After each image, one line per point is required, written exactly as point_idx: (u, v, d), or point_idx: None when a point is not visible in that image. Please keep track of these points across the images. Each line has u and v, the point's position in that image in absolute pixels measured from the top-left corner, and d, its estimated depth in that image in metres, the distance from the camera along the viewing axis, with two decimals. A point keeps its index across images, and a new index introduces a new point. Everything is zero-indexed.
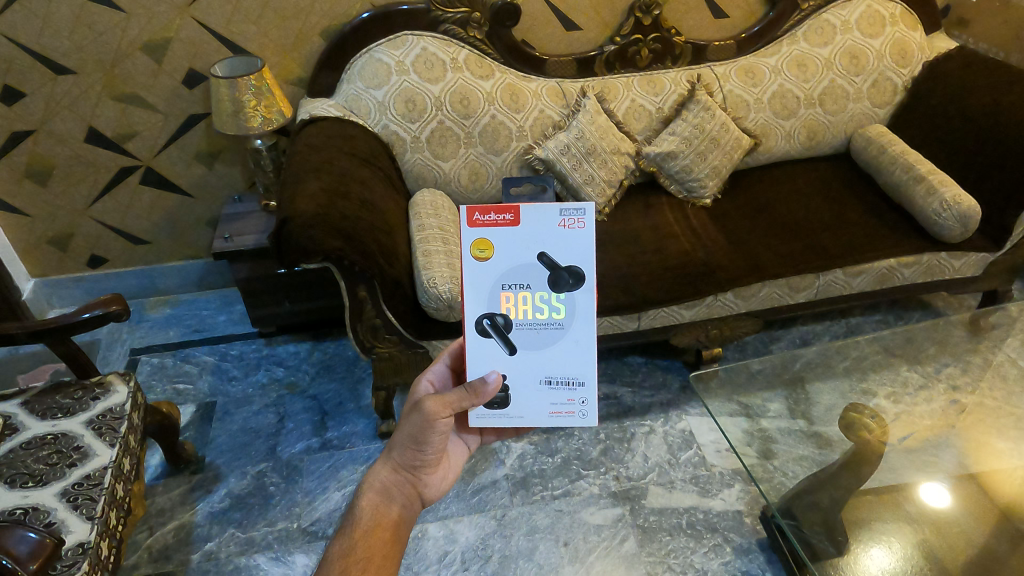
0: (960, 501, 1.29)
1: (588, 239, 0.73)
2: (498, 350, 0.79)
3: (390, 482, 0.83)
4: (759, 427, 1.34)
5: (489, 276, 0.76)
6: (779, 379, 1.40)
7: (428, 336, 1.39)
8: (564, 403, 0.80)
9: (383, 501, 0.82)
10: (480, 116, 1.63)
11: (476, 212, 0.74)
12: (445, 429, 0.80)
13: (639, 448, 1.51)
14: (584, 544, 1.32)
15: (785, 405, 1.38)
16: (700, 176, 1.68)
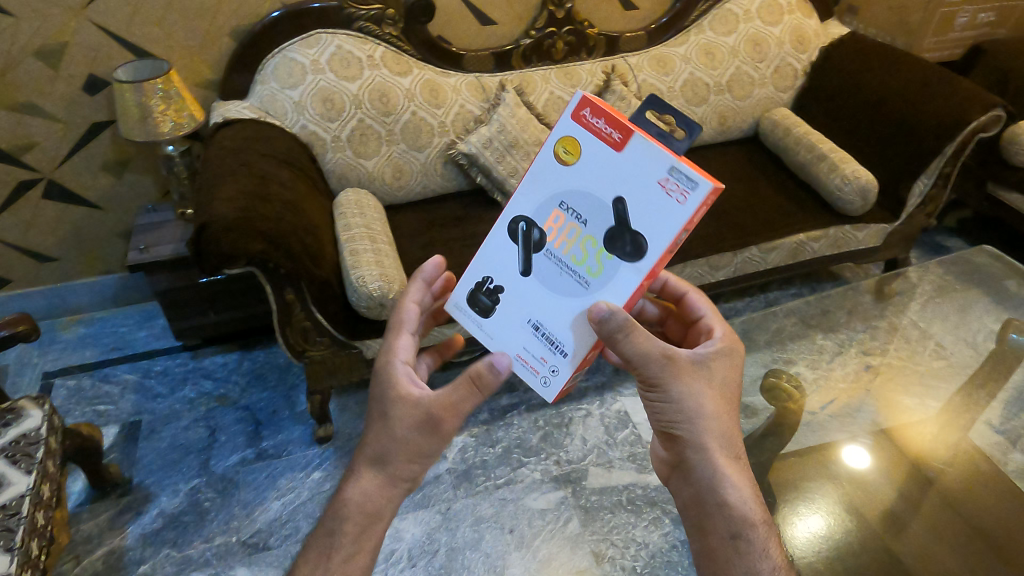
0: (876, 461, 1.38)
1: (679, 219, 0.62)
2: (513, 258, 0.71)
3: (380, 497, 0.73)
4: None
5: (555, 182, 0.67)
6: None
7: (362, 336, 1.38)
8: (535, 357, 0.72)
9: (372, 521, 0.73)
10: (400, 113, 1.62)
11: (586, 107, 0.65)
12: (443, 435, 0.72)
13: (578, 432, 1.55)
14: (530, 529, 1.34)
15: None
16: None
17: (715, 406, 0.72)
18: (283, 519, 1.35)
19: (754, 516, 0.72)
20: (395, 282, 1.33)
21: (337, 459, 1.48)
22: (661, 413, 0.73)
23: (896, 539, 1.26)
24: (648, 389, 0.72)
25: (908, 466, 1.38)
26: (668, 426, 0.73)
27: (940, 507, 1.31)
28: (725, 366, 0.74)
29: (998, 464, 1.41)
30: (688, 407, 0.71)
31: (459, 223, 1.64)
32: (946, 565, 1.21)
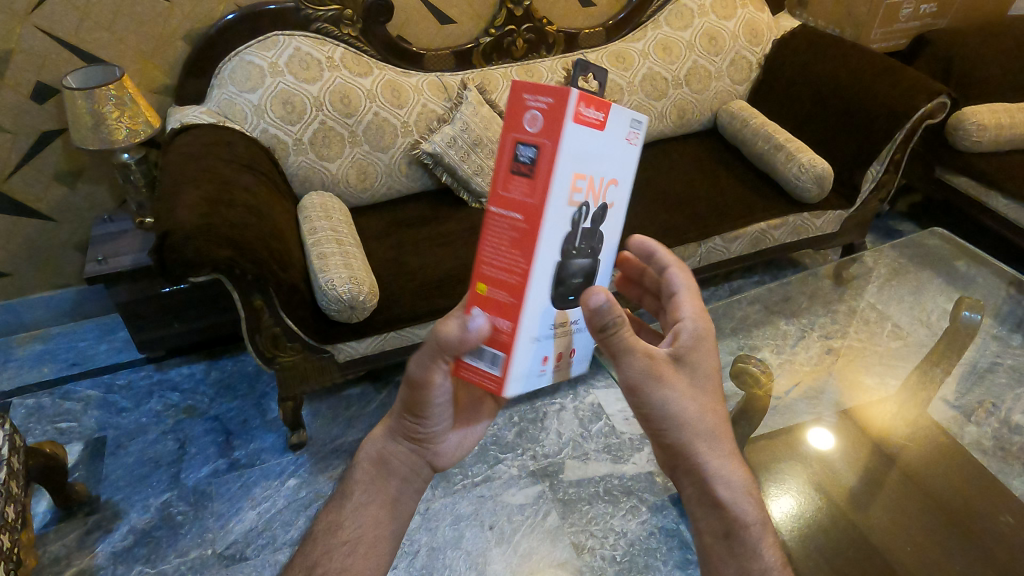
0: (840, 438, 1.44)
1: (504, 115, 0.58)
2: None
3: (388, 451, 0.79)
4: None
5: None
6: None
7: (334, 339, 1.36)
8: None
9: (380, 474, 0.80)
10: (363, 114, 1.61)
11: None
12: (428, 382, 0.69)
13: (553, 426, 1.56)
14: (510, 524, 1.35)
15: None
16: None
17: (697, 408, 0.71)
18: (260, 528, 1.33)
19: (748, 515, 0.73)
20: (365, 284, 1.32)
21: (312, 465, 1.46)
22: (644, 417, 0.71)
23: (863, 514, 1.30)
24: (626, 393, 0.71)
25: (872, 443, 1.43)
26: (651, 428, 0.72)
27: (904, 482, 1.36)
28: (706, 360, 0.72)
29: (955, 437, 1.47)
30: (671, 412, 0.69)
31: (426, 223, 1.63)
32: (910, 537, 1.26)
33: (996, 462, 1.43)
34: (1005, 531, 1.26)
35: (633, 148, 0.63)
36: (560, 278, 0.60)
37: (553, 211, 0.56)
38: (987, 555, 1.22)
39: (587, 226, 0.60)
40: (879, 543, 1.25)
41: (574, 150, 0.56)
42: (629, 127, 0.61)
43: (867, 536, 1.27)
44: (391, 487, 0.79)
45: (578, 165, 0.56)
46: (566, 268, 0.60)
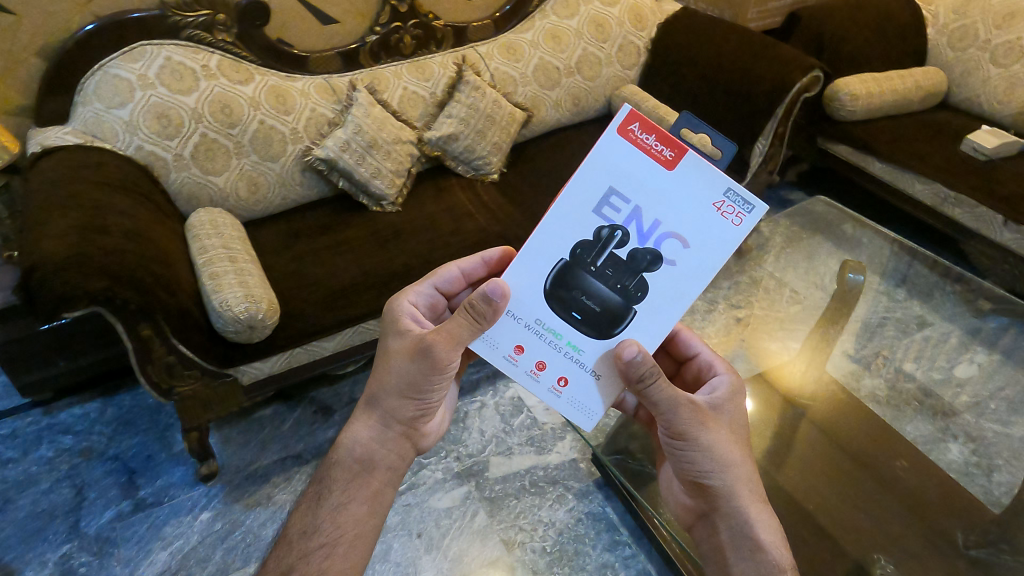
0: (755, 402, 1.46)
1: None
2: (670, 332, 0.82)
3: (377, 442, 0.80)
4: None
5: None
6: None
7: (235, 362, 1.30)
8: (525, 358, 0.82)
9: (362, 472, 0.79)
10: (247, 123, 1.54)
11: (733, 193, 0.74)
12: (447, 370, 0.77)
13: (474, 424, 1.54)
14: (439, 529, 1.33)
15: None
16: (483, 153, 1.76)
17: (733, 454, 0.77)
18: (173, 568, 1.26)
19: (788, 567, 0.76)
20: (263, 302, 1.27)
21: (226, 495, 1.39)
22: (689, 461, 0.77)
23: (780, 471, 1.34)
24: (674, 436, 0.77)
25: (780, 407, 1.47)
26: (695, 474, 0.77)
27: (814, 444, 1.40)
28: (738, 414, 0.81)
29: (853, 391, 1.57)
30: (717, 454, 0.76)
31: (326, 231, 1.58)
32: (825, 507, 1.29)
33: (890, 411, 1.54)
34: (900, 475, 1.35)
35: (720, 219, 0.72)
36: (568, 280, 0.76)
37: (574, 202, 0.75)
38: (886, 501, 1.30)
39: (615, 251, 0.75)
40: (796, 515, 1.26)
41: (619, 167, 0.73)
42: (721, 198, 0.72)
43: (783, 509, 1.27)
44: (376, 479, 0.79)
45: (616, 184, 0.73)
46: (576, 273, 0.75)
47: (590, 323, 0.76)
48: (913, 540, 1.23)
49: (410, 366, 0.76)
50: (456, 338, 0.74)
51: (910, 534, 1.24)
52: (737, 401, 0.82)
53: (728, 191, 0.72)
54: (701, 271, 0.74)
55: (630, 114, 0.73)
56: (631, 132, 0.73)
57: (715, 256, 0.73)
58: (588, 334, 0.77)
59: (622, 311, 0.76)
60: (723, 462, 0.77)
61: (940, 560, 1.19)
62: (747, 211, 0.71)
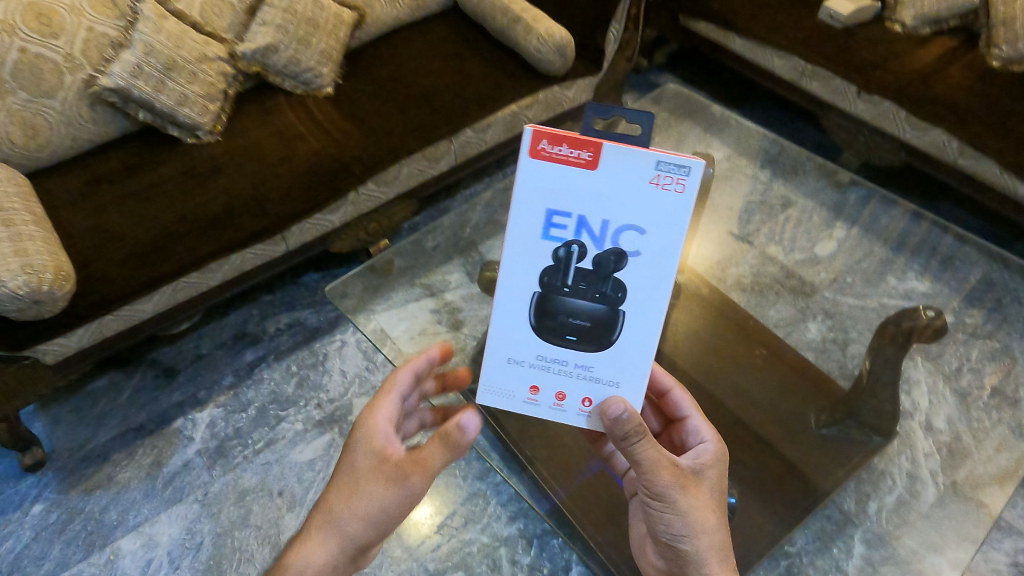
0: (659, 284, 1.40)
1: None
2: None
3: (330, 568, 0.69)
4: (444, 302, 1.54)
5: None
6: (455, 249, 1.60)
7: (30, 343, 1.13)
8: None
9: None
10: (3, 53, 1.28)
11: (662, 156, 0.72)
12: (416, 497, 0.72)
13: (335, 366, 1.45)
14: (301, 485, 1.27)
15: (462, 272, 1.57)
16: (311, 64, 1.53)
17: (707, 531, 0.70)
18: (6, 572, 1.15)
19: None
20: (47, 271, 1.09)
21: (60, 482, 1.27)
22: (664, 524, 0.71)
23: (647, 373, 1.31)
24: (652, 498, 0.71)
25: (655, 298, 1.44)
26: (670, 538, 0.71)
27: (685, 334, 1.38)
28: (721, 490, 0.75)
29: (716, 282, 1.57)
30: (693, 521, 0.70)
31: (132, 173, 1.36)
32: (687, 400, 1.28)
33: (752, 298, 1.56)
34: (761, 365, 1.35)
35: (664, 192, 0.70)
36: (550, 309, 0.75)
37: (526, 233, 0.74)
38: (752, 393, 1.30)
39: (579, 266, 0.74)
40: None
41: (549, 189, 0.72)
42: (655, 172, 0.70)
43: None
44: None
45: (558, 201, 0.72)
46: (553, 300, 0.75)
47: (588, 340, 0.75)
48: (771, 429, 1.25)
49: (386, 497, 0.69)
50: (430, 467, 0.71)
51: (768, 418, 1.27)
52: (716, 465, 0.75)
53: (660, 163, 0.70)
54: (664, 250, 0.72)
55: (532, 135, 0.71)
56: (541, 151, 0.71)
57: (673, 228, 0.72)
58: (590, 350, 0.75)
59: (611, 323, 0.75)
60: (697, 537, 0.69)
61: (794, 443, 1.24)
62: (686, 176, 0.70)
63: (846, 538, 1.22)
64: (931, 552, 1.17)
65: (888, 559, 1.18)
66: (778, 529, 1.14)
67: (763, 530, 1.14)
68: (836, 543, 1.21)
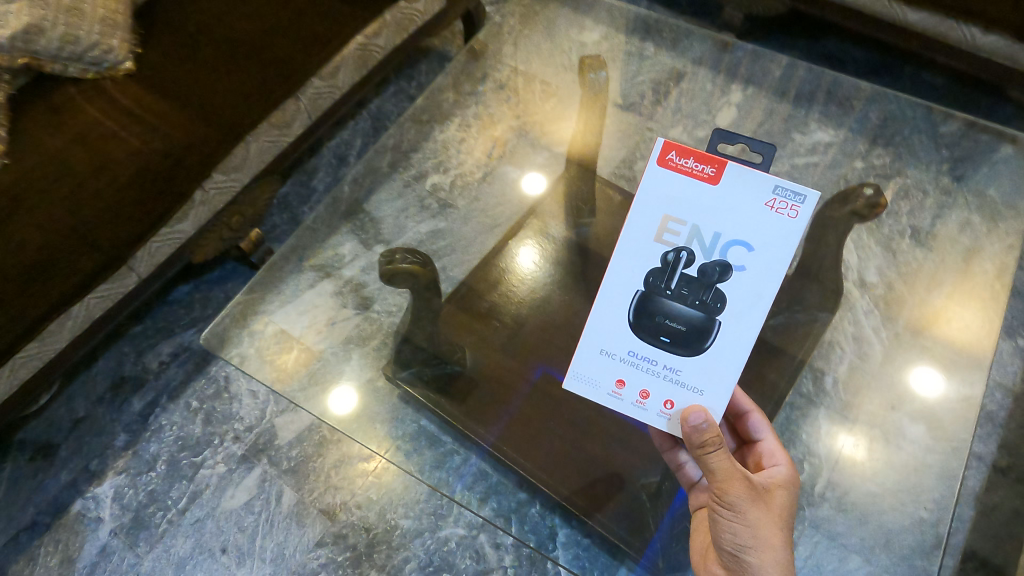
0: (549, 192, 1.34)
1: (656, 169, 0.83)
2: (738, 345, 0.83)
3: None
4: (344, 280, 1.28)
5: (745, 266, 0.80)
6: (337, 216, 1.33)
7: None
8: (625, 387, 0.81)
9: None
10: None
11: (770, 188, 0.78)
12: None
13: (242, 388, 1.26)
14: (244, 534, 1.12)
15: (356, 241, 1.31)
16: (95, 37, 1.08)
17: (773, 552, 0.68)
18: None
19: None
20: None
21: None
22: (726, 530, 0.71)
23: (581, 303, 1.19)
24: (718, 503, 0.72)
25: (572, 221, 1.30)
26: (731, 544, 0.71)
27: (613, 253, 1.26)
28: (792, 518, 0.74)
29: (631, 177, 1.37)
30: (757, 529, 0.69)
31: None
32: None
33: None
34: None
35: (778, 215, 0.75)
36: (650, 308, 0.77)
37: (642, 232, 0.78)
38: None
39: (684, 272, 0.77)
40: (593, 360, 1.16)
41: (669, 196, 0.77)
42: (770, 196, 0.75)
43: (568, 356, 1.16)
44: None
45: (678, 209, 0.77)
46: (655, 299, 0.77)
47: (681, 342, 0.76)
48: None
49: None
50: None
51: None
52: (785, 491, 0.75)
53: (776, 189, 0.75)
54: (767, 268, 0.76)
55: (663, 146, 0.78)
56: (669, 161, 0.77)
57: (779, 252, 0.75)
58: (680, 353, 0.76)
59: (706, 329, 0.76)
60: (764, 552, 0.68)
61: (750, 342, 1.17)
62: (800, 202, 0.74)
63: (812, 420, 1.20)
64: (892, 408, 1.15)
65: (854, 426, 1.16)
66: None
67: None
68: (803, 430, 1.20)
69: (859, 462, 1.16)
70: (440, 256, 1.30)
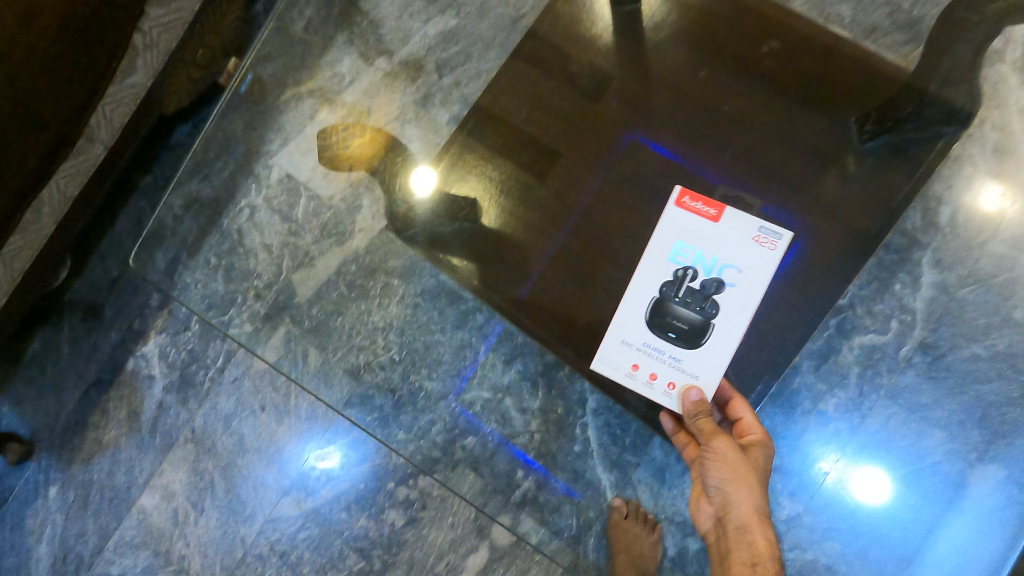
0: None
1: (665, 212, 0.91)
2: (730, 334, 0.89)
3: None
4: (347, 107, 1.11)
5: None
6: (331, 23, 1.13)
7: None
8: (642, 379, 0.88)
9: None
10: None
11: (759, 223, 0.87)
12: None
13: (256, 244, 1.12)
14: (279, 393, 1.14)
15: (358, 55, 1.13)
16: None
17: (748, 485, 0.78)
18: (63, 553, 1.19)
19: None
20: None
21: (59, 458, 1.22)
22: (711, 471, 0.80)
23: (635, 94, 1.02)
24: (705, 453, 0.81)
25: (612, 8, 1.04)
26: (715, 481, 0.79)
27: (671, 48, 1.02)
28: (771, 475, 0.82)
29: None
30: (740, 472, 0.78)
31: None
32: (705, 139, 1.00)
33: None
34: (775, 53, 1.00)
35: (762, 248, 0.84)
36: (660, 312, 0.85)
37: (654, 253, 0.86)
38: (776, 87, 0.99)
39: (690, 284, 0.84)
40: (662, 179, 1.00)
41: (682, 228, 0.86)
42: (755, 232, 0.85)
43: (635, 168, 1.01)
44: None
45: (687, 239, 0.86)
46: (666, 306, 0.85)
47: (685, 338, 0.84)
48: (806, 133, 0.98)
49: None
50: None
51: (808, 139, 0.98)
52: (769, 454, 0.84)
53: (762, 227, 0.85)
54: (754, 287, 0.84)
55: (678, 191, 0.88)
56: (683, 201, 0.87)
57: (764, 277, 0.84)
58: (684, 347, 0.84)
59: (704, 328, 0.84)
60: (743, 488, 0.77)
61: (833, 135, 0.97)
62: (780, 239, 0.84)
63: (913, 266, 0.98)
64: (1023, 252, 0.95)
65: (966, 278, 0.96)
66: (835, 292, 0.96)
67: (814, 293, 0.95)
68: (898, 279, 0.98)
69: (996, 272, 0.96)
70: (453, 66, 1.17)
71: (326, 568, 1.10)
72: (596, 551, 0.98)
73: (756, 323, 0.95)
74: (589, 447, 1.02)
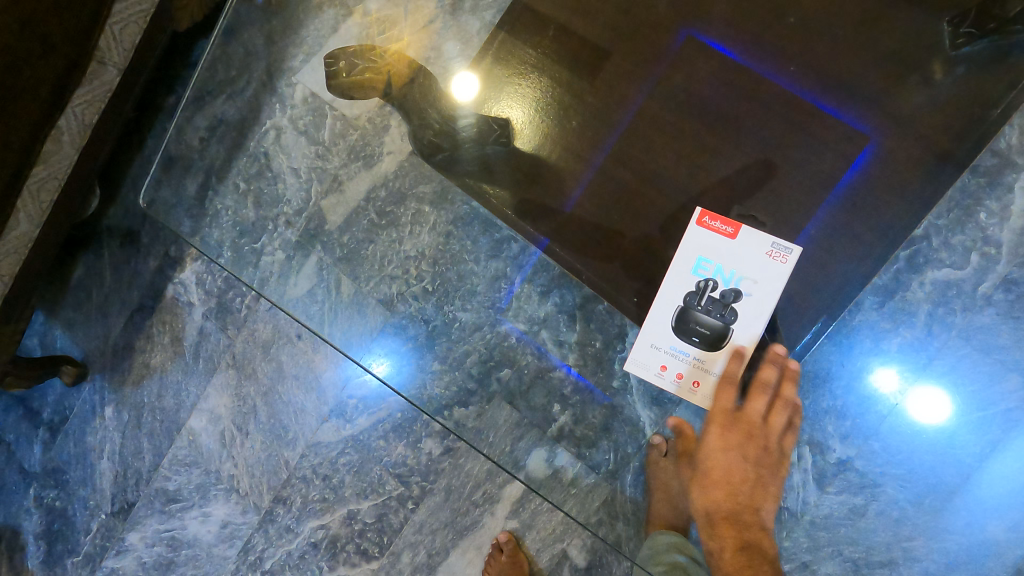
0: None
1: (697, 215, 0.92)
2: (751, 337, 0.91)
3: None
4: (369, 16, 1.03)
5: None
6: None
7: None
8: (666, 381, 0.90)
9: None
10: None
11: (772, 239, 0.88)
12: None
13: (284, 167, 1.05)
14: None
15: None
16: None
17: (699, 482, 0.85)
18: (123, 470, 1.24)
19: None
20: None
21: (111, 380, 1.25)
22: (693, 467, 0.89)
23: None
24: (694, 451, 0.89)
25: None
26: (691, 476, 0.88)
27: None
28: (738, 462, 0.83)
29: None
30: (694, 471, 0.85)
31: None
32: (770, 35, 0.92)
33: None
34: None
35: (776, 262, 0.85)
36: (683, 319, 0.86)
37: (676, 266, 0.87)
38: None
39: (712, 294, 0.85)
40: (721, 81, 0.93)
41: (699, 246, 0.87)
42: (768, 247, 0.86)
43: (691, 69, 0.94)
44: None
45: (708, 254, 0.87)
46: (689, 315, 0.86)
47: (708, 343, 0.86)
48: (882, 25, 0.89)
49: None
50: None
51: (888, 39, 0.89)
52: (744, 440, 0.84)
53: (773, 242, 0.86)
54: (771, 295, 0.85)
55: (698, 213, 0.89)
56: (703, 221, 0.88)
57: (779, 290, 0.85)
58: (706, 350, 0.86)
59: (724, 332, 0.86)
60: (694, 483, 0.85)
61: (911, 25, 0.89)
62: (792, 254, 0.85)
63: (1005, 188, 0.92)
64: None
65: None
66: (905, 209, 0.89)
67: (880, 209, 0.89)
68: (983, 204, 0.92)
69: None
70: None
71: (367, 492, 1.13)
72: (634, 487, 0.94)
73: (813, 242, 0.89)
74: (626, 383, 0.94)
